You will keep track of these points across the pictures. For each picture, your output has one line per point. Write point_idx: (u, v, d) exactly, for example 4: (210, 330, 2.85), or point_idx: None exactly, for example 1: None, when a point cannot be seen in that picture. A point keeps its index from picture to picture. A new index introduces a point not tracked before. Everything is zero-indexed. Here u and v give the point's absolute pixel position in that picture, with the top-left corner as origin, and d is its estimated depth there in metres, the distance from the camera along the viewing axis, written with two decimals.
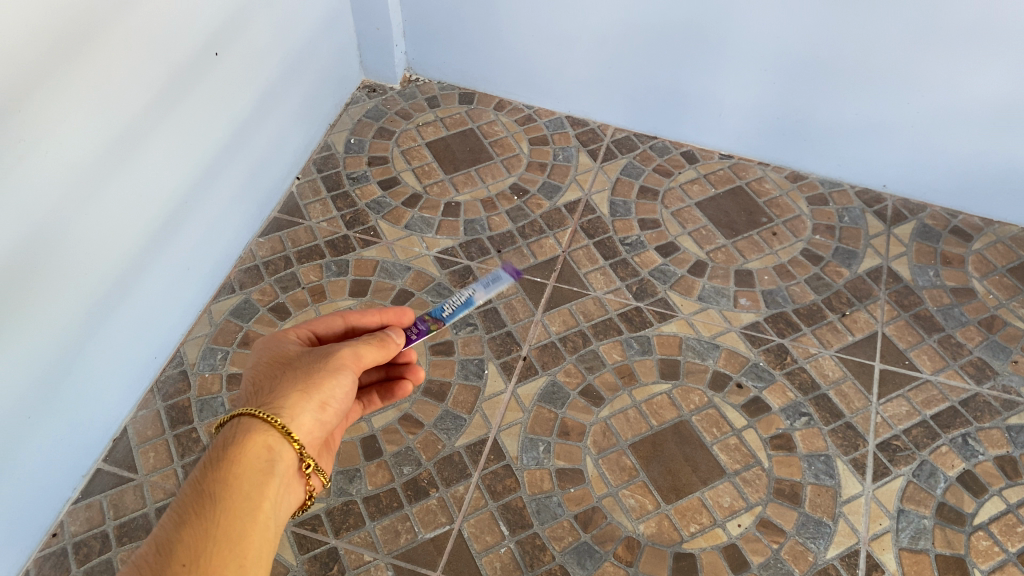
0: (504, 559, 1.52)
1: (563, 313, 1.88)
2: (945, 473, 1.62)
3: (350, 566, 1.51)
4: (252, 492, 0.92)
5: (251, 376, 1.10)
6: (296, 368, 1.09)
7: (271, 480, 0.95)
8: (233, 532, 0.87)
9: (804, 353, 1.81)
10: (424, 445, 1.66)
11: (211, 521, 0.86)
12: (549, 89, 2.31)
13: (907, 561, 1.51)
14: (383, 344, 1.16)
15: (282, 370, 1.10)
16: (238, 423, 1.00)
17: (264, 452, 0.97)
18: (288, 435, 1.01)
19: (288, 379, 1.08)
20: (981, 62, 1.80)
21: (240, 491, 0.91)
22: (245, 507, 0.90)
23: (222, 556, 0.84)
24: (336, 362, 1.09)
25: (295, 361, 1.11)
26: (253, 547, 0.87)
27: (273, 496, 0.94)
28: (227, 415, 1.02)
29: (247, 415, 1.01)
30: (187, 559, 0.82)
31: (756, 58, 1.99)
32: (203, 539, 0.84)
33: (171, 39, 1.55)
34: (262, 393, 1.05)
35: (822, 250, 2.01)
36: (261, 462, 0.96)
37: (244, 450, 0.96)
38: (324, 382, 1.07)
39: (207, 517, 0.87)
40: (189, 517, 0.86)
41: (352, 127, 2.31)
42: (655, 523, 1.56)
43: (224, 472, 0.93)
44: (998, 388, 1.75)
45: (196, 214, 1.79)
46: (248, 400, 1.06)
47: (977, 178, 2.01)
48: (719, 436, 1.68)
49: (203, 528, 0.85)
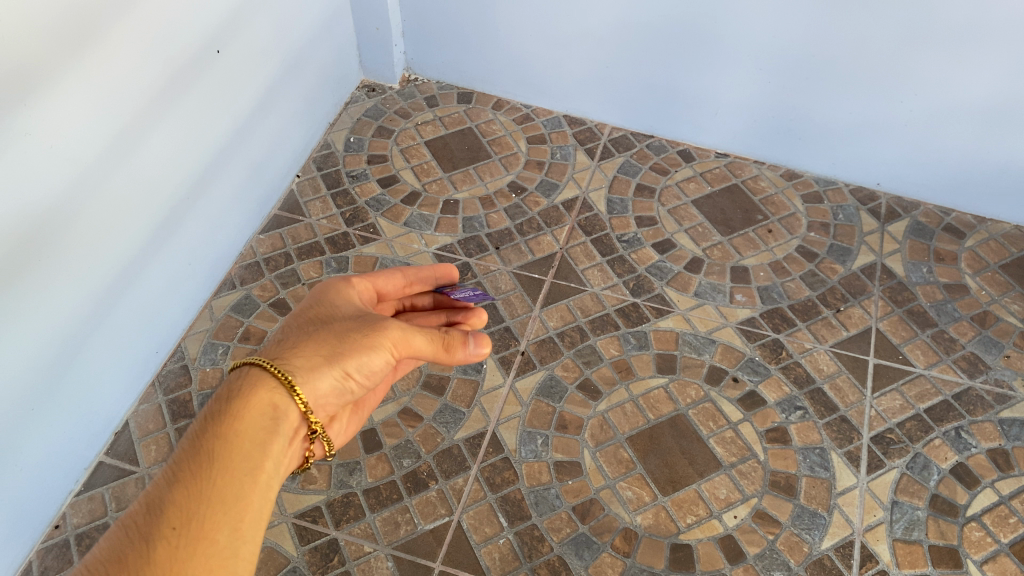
0: (503, 550, 1.53)
1: (561, 309, 1.90)
2: (938, 465, 1.64)
3: (351, 557, 1.52)
4: (254, 450, 0.90)
5: (287, 325, 1.09)
6: (328, 332, 1.07)
7: (275, 438, 0.93)
8: (229, 494, 0.85)
9: (799, 348, 1.83)
10: (424, 439, 1.68)
11: (207, 481, 0.85)
12: (547, 88, 2.33)
13: (901, 551, 1.53)
14: (445, 347, 1.12)
15: (315, 329, 1.08)
16: (249, 374, 0.98)
17: (270, 409, 0.96)
18: (294, 393, 0.98)
19: (315, 341, 1.05)
20: (972, 62, 1.82)
21: (241, 451, 0.89)
22: (245, 469, 0.88)
23: (216, 520, 0.83)
24: (376, 339, 1.07)
25: (338, 322, 1.09)
26: (251, 509, 0.86)
27: (277, 454, 0.92)
28: (240, 363, 1.00)
29: (258, 367, 0.99)
30: (177, 523, 0.81)
31: (750, 57, 2.02)
32: (195, 502, 0.83)
33: (171, 35, 1.57)
34: (286, 347, 1.04)
35: (817, 247, 2.03)
36: (267, 418, 0.95)
37: (248, 406, 0.94)
38: (352, 355, 1.05)
39: (203, 478, 0.85)
40: (184, 476, 0.84)
41: (351, 126, 2.33)
42: (652, 514, 1.58)
43: (225, 428, 0.90)
44: (991, 382, 1.77)
45: (197, 210, 1.81)
46: (270, 352, 1.04)
47: (968, 177, 2.04)
48: (715, 429, 1.69)
49: (197, 488, 0.84)
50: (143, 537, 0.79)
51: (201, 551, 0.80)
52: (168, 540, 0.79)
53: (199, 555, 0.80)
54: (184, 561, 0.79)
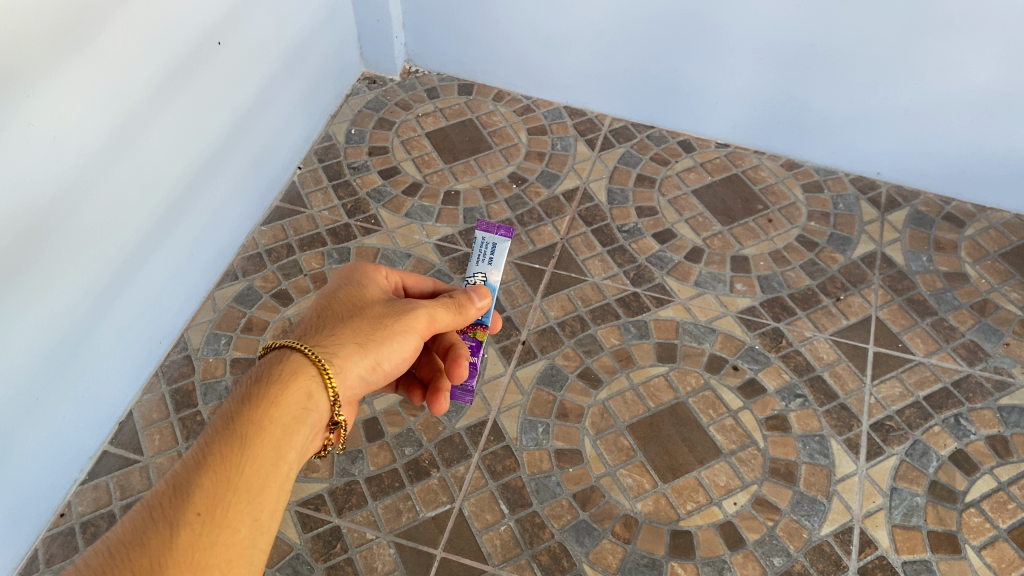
0: (504, 537, 1.55)
1: (561, 299, 1.91)
2: (937, 452, 1.65)
3: (353, 544, 1.54)
4: (281, 440, 0.91)
5: (321, 306, 1.13)
6: (364, 318, 1.11)
7: (302, 429, 0.94)
8: (255, 483, 0.86)
9: (799, 336, 1.84)
10: (426, 427, 1.69)
11: (235, 468, 0.85)
12: (547, 79, 2.33)
13: (900, 537, 1.54)
14: (460, 311, 1.20)
15: (351, 314, 1.11)
16: (287, 358, 0.99)
17: (304, 400, 0.96)
18: (328, 384, 1.00)
19: (351, 327, 1.09)
20: (970, 51, 1.83)
21: (271, 439, 0.90)
22: (270, 458, 0.89)
23: (239, 509, 0.83)
24: (408, 325, 1.13)
25: (371, 308, 1.13)
26: (270, 501, 0.87)
27: (300, 446, 0.93)
28: (273, 344, 1.02)
29: (293, 350, 1.00)
30: (203, 509, 0.81)
31: (749, 47, 2.02)
32: (222, 489, 0.83)
33: (173, 26, 1.58)
34: (320, 332, 1.07)
35: (817, 236, 2.04)
36: (298, 409, 0.95)
37: (286, 391, 0.95)
38: (381, 347, 1.09)
39: (232, 464, 0.86)
40: (212, 459, 0.85)
41: (352, 118, 2.33)
42: (652, 501, 1.59)
43: (261, 413, 0.91)
44: (990, 369, 1.78)
45: (199, 201, 1.82)
46: (305, 336, 1.07)
47: (968, 165, 2.04)
48: (715, 417, 1.70)
49: (225, 476, 0.84)
50: (167, 520, 0.79)
51: (222, 540, 0.81)
52: (192, 527, 0.79)
53: (219, 545, 0.80)
54: (206, 548, 0.79)
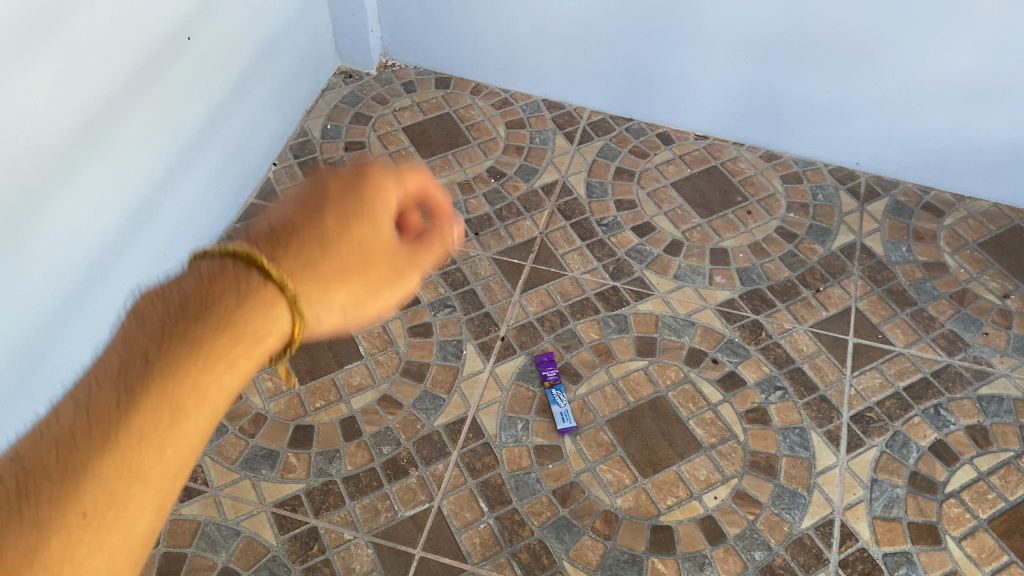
0: (483, 535, 1.53)
1: (540, 294, 1.89)
2: (917, 443, 1.65)
3: (331, 545, 1.52)
4: (193, 410, 0.57)
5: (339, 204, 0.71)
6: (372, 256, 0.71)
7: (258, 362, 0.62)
8: (152, 471, 0.55)
9: (778, 328, 1.83)
10: (404, 426, 1.67)
11: (123, 451, 0.54)
12: (525, 72, 2.31)
13: (880, 529, 1.54)
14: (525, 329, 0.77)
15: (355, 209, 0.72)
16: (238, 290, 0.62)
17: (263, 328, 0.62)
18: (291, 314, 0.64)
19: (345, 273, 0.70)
20: (947, 41, 1.82)
21: (170, 417, 0.56)
22: (191, 441, 0.57)
23: (143, 501, 0.55)
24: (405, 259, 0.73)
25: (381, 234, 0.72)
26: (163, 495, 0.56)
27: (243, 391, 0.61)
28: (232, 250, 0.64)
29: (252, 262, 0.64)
30: (88, 510, 0.52)
31: (726, 39, 2.01)
32: (95, 486, 0.53)
33: (140, 22, 1.54)
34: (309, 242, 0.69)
35: (796, 227, 2.03)
36: (194, 389, 0.57)
37: (270, 325, 0.63)
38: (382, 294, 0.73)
39: (108, 454, 0.53)
40: (83, 450, 0.53)
41: (328, 113, 2.31)
42: (632, 496, 1.58)
43: (163, 380, 0.56)
44: (969, 359, 1.77)
45: (170, 200, 1.79)
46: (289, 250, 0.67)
47: (947, 154, 2.04)
48: (695, 411, 1.69)
49: (96, 470, 0.53)
50: (30, 521, 0.51)
51: (104, 548, 0.54)
52: (62, 537, 0.52)
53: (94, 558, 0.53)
54: (77, 566, 0.52)
